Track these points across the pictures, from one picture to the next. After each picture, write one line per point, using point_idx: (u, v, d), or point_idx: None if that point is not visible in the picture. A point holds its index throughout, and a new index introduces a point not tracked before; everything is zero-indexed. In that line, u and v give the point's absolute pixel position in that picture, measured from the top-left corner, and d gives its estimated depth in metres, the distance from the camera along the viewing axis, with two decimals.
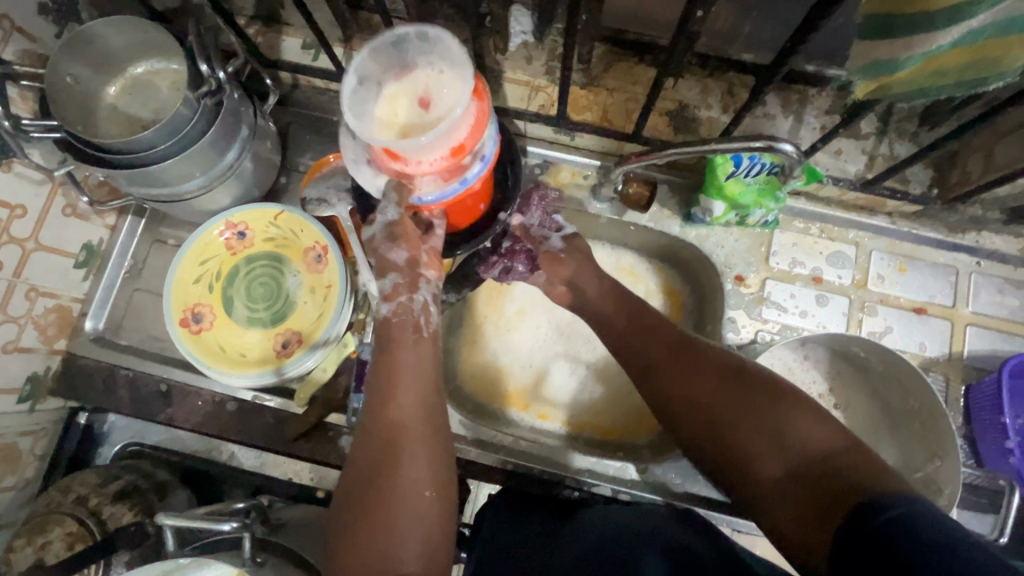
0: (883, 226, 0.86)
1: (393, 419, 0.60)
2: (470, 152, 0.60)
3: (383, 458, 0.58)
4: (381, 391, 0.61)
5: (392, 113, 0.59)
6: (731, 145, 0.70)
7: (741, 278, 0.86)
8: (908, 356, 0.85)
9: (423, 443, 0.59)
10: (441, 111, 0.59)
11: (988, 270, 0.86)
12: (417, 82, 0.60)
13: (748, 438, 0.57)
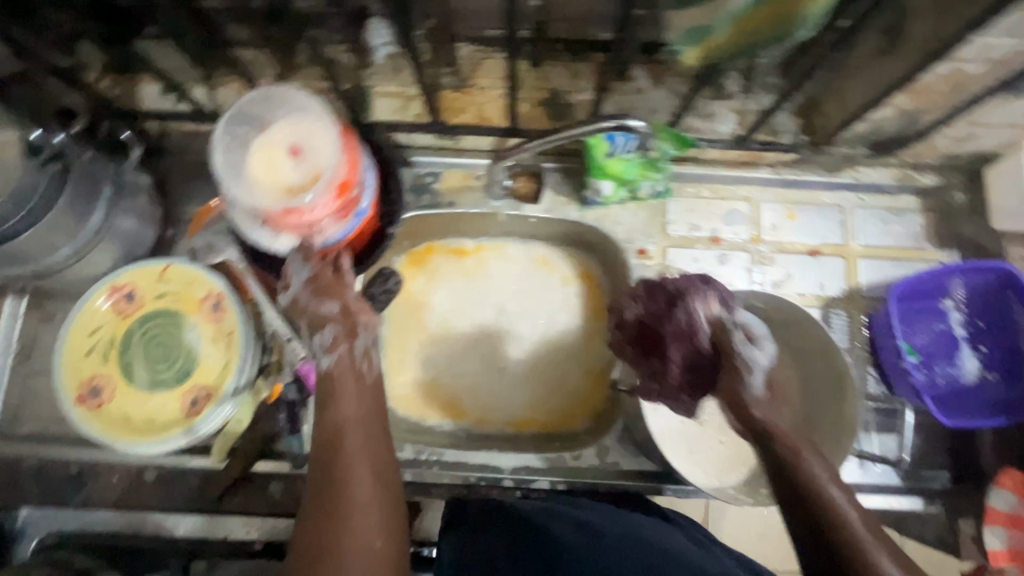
0: (767, 178, 0.89)
1: (339, 453, 0.59)
2: (354, 185, 0.71)
3: (331, 506, 0.57)
4: (326, 426, 0.62)
5: (272, 173, 0.68)
6: (581, 130, 0.71)
7: (644, 251, 0.88)
8: (810, 298, 0.88)
9: (367, 475, 0.59)
10: (314, 160, 0.69)
11: (871, 203, 0.90)
12: (283, 141, 0.69)
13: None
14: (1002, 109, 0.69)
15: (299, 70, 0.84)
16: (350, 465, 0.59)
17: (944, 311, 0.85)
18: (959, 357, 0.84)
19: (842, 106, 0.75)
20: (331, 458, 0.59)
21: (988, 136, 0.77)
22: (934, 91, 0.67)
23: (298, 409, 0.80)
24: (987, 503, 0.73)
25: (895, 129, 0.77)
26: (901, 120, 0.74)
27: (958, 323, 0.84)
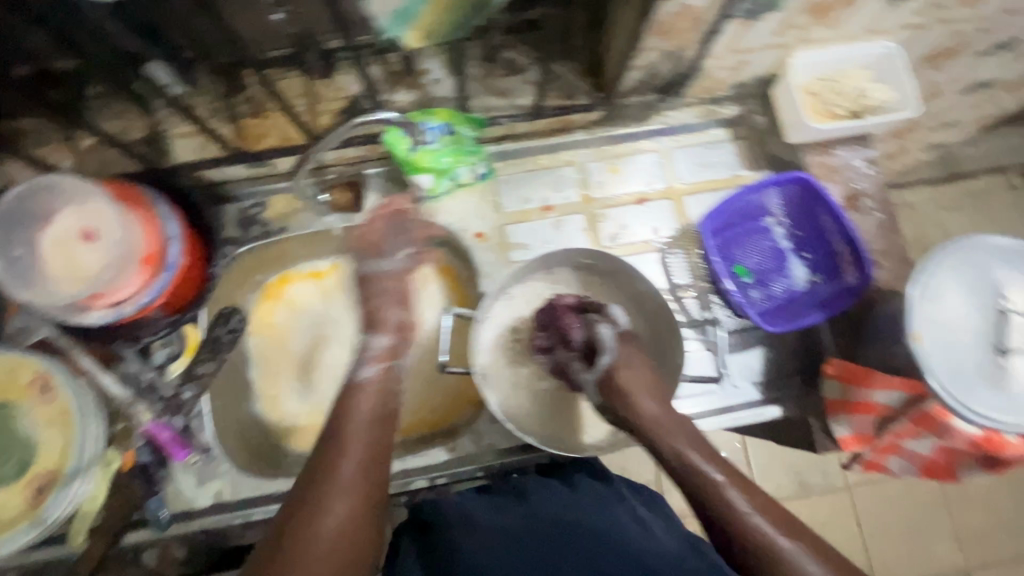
0: (583, 140, 0.92)
1: (337, 475, 0.61)
2: (160, 252, 0.71)
3: (307, 507, 0.58)
4: (335, 447, 0.64)
5: (67, 262, 0.68)
6: (336, 137, 0.74)
7: (481, 234, 0.90)
8: (648, 244, 0.91)
9: (347, 501, 0.59)
10: (108, 238, 0.68)
11: (685, 143, 0.94)
12: (71, 226, 0.68)
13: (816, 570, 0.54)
14: (749, 34, 0.74)
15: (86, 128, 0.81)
16: (341, 467, 0.62)
17: (768, 228, 0.91)
18: (787, 267, 0.90)
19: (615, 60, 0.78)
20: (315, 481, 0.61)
21: (757, 60, 0.82)
22: (679, 29, 0.70)
23: (153, 470, 0.78)
24: (826, 395, 0.77)
25: (671, 71, 0.81)
26: (670, 60, 0.78)
27: (782, 237, 0.91)
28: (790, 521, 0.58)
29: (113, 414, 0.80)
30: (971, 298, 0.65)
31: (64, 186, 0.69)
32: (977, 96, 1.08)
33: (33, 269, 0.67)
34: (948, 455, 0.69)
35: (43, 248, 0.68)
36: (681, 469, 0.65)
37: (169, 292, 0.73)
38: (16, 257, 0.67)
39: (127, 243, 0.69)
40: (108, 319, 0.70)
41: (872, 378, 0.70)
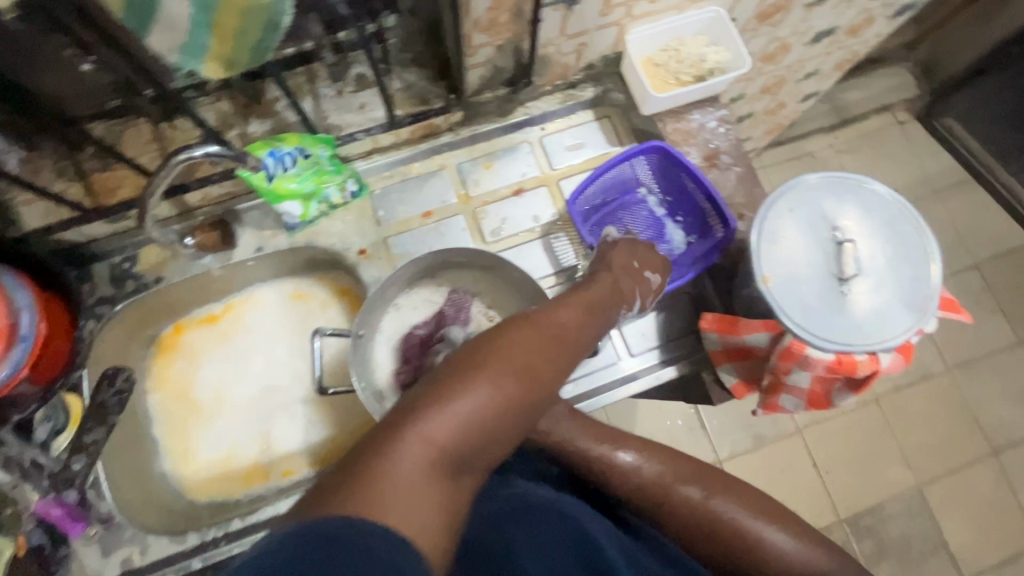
0: (452, 142, 0.94)
1: (490, 367, 0.53)
2: (14, 327, 0.69)
3: (460, 376, 0.52)
4: (487, 343, 0.56)
5: None
6: (166, 175, 0.70)
7: (363, 250, 0.90)
8: (531, 232, 0.93)
9: (506, 402, 0.53)
10: None
11: (553, 129, 0.96)
12: None
13: (699, 508, 0.64)
14: (573, 18, 0.77)
15: None
16: (477, 363, 0.53)
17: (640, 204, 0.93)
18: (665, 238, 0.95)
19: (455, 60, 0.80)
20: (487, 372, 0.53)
21: (594, 41, 0.85)
22: (500, 23, 0.73)
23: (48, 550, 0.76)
24: (708, 349, 0.79)
25: (513, 63, 0.83)
26: (508, 52, 0.80)
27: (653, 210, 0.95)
28: (677, 469, 0.67)
29: None
30: (810, 233, 0.69)
31: None
32: (825, 43, 1.14)
33: None
34: (822, 383, 0.73)
35: None
36: (559, 443, 0.69)
37: (31, 364, 0.70)
38: None
39: None
40: None
41: (741, 326, 0.73)
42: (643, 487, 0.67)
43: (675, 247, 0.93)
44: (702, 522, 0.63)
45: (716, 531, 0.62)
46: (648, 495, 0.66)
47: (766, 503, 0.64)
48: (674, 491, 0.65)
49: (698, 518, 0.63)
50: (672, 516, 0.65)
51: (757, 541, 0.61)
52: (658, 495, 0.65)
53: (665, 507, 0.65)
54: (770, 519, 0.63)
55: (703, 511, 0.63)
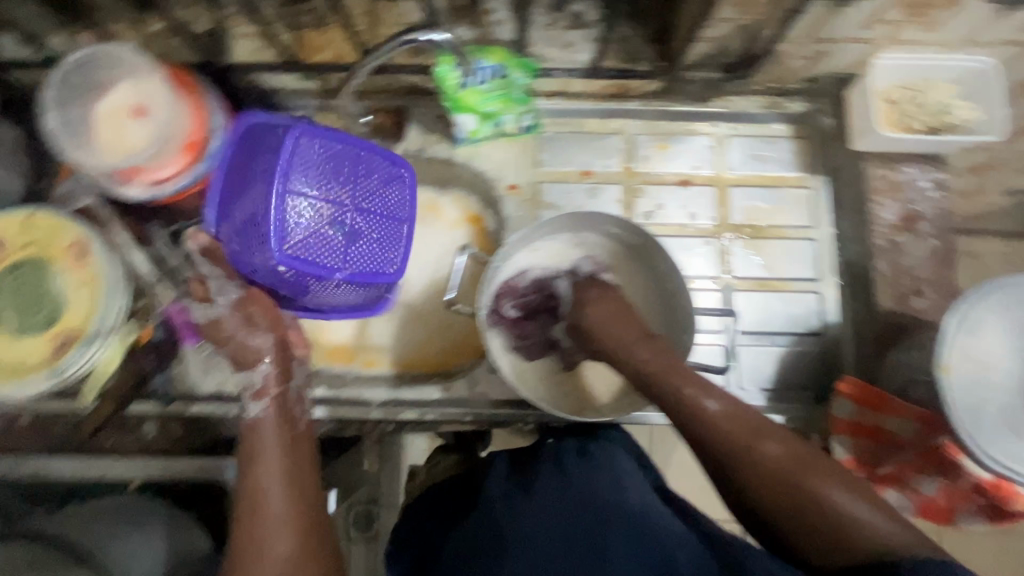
0: (637, 110, 0.89)
1: (264, 507, 0.59)
2: (201, 138, 0.73)
3: (242, 475, 0.62)
4: (258, 436, 0.65)
5: (118, 133, 0.70)
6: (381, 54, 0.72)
7: (514, 186, 0.89)
8: (680, 227, 0.89)
9: (295, 522, 0.58)
10: (157, 116, 0.71)
11: (742, 133, 0.90)
12: (126, 98, 0.70)
13: (787, 464, 0.55)
14: (836, 20, 0.69)
15: None
16: (258, 452, 0.63)
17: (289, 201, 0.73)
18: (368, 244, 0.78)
19: (687, 28, 0.75)
20: (249, 534, 0.57)
21: (837, 53, 0.77)
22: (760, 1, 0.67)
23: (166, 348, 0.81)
24: (832, 414, 0.73)
25: (743, 49, 0.77)
26: (744, 37, 0.74)
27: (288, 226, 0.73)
28: (752, 419, 0.58)
29: None
30: (1016, 341, 0.62)
31: (115, 54, 0.70)
32: None
33: (84, 135, 0.70)
34: (949, 496, 0.67)
35: (96, 115, 0.70)
36: (660, 372, 0.65)
37: (202, 184, 0.76)
38: (65, 121, 0.69)
39: (168, 125, 0.71)
40: (148, 197, 0.73)
41: (889, 407, 0.68)
42: (734, 432, 0.58)
43: (826, 297, 0.86)
44: (775, 480, 0.54)
45: (796, 493, 0.53)
46: (712, 448, 0.58)
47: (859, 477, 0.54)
48: (756, 441, 0.56)
49: (777, 475, 0.55)
50: (743, 471, 0.56)
51: (848, 522, 0.51)
52: (741, 443, 0.57)
53: (740, 455, 0.56)
54: (864, 495, 0.52)
55: (790, 464, 0.55)
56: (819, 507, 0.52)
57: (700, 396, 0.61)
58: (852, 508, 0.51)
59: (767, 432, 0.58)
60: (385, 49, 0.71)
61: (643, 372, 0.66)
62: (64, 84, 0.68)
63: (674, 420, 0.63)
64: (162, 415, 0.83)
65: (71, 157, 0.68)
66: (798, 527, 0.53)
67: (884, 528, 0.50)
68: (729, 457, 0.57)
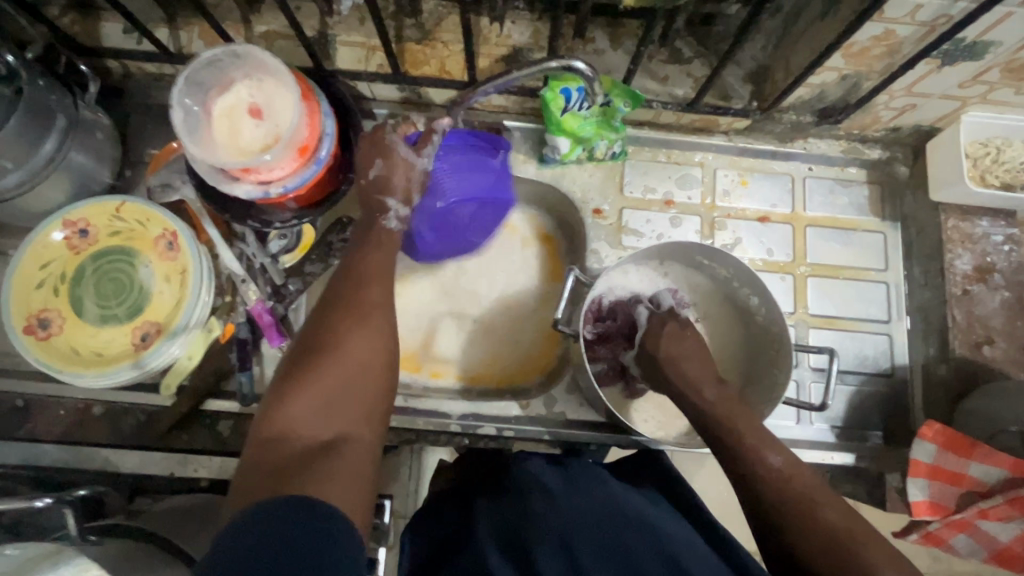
0: (721, 145, 0.92)
1: (356, 271, 0.63)
2: (311, 142, 0.73)
3: (340, 309, 0.59)
4: (358, 265, 0.64)
5: (234, 131, 0.71)
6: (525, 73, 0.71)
7: (599, 210, 0.90)
8: (758, 262, 0.90)
9: (376, 291, 0.62)
10: (274, 118, 0.71)
11: (819, 174, 0.93)
12: (244, 99, 0.71)
13: (843, 545, 0.52)
14: (935, 77, 0.72)
15: (265, 16, 0.84)
16: (363, 306, 0.60)
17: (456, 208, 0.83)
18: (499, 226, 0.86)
19: (789, 72, 0.78)
20: (340, 301, 0.60)
21: (927, 107, 0.80)
22: (870, 54, 0.70)
23: (248, 345, 0.80)
24: (912, 455, 0.75)
25: (838, 96, 0.80)
26: (845, 84, 0.77)
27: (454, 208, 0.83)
28: (810, 489, 0.56)
29: (221, 286, 0.84)
30: None
31: (243, 54, 0.71)
32: None
33: (202, 131, 0.70)
34: None
35: (214, 112, 0.71)
36: (720, 419, 0.63)
37: (306, 186, 0.76)
38: (187, 115, 0.70)
39: (284, 127, 0.71)
40: (253, 196, 0.73)
41: (977, 452, 0.71)
42: (789, 495, 0.56)
43: (896, 339, 0.88)
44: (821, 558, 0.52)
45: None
46: (763, 507, 0.57)
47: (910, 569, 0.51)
48: (814, 521, 0.54)
49: (833, 547, 0.52)
50: (793, 542, 0.54)
51: None
52: (793, 510, 0.55)
53: (791, 519, 0.55)
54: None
55: (840, 547, 0.52)
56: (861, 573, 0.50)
57: (767, 453, 0.59)
58: None
59: (826, 501, 0.56)
60: (520, 74, 0.71)
61: (705, 413, 0.64)
62: (189, 80, 0.69)
63: (728, 467, 0.61)
64: (237, 416, 0.82)
65: (188, 150, 0.68)
66: None
67: None
68: (778, 517, 0.56)
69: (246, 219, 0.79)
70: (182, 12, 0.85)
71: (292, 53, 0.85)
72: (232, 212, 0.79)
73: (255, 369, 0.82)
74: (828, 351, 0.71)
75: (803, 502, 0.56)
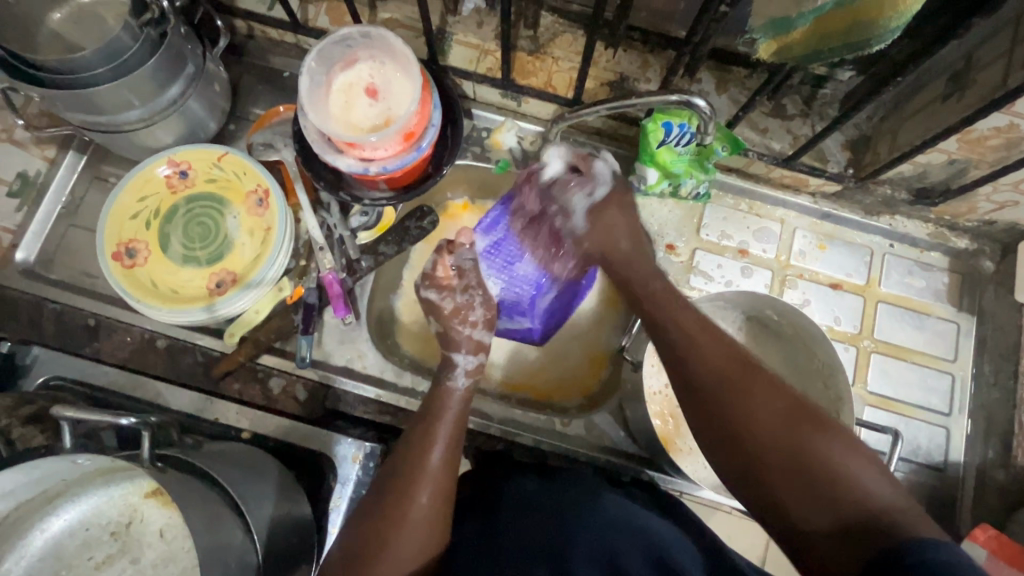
0: (805, 205, 0.91)
1: (426, 463, 0.62)
2: (418, 129, 0.74)
3: (396, 484, 0.60)
4: (421, 428, 0.65)
5: (349, 107, 0.74)
6: (644, 100, 0.72)
7: (672, 246, 0.90)
8: (823, 328, 0.89)
9: (438, 489, 0.60)
10: (389, 101, 0.74)
11: (900, 252, 0.91)
12: (365, 78, 0.74)
13: (794, 427, 0.57)
14: None
15: (391, 4, 0.87)
16: (416, 476, 0.61)
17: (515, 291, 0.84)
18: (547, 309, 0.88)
19: (893, 146, 0.77)
20: (396, 470, 0.62)
21: None
22: (986, 144, 0.69)
23: (314, 311, 0.82)
24: None
25: (940, 178, 0.79)
26: (951, 168, 0.76)
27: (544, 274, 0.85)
28: (738, 368, 0.61)
29: (298, 249, 0.87)
30: None
31: (374, 37, 0.74)
32: None
33: (320, 101, 0.74)
34: None
35: (335, 86, 0.74)
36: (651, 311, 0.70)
37: (402, 171, 0.77)
38: (311, 85, 0.73)
39: (397, 112, 0.73)
40: (353, 171, 0.75)
41: None
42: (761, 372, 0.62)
43: (954, 435, 0.85)
44: (787, 423, 0.57)
45: (810, 458, 0.55)
46: (714, 421, 0.61)
47: (869, 454, 0.55)
48: (777, 388, 0.59)
49: (778, 429, 0.57)
50: (752, 426, 0.58)
51: (856, 488, 0.52)
52: (727, 390, 0.60)
53: (736, 401, 0.59)
54: (873, 465, 0.54)
55: (803, 414, 0.57)
56: (812, 458, 0.54)
57: (689, 355, 0.64)
58: (842, 455, 0.54)
59: (756, 398, 0.59)
60: (637, 101, 0.72)
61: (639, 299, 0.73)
62: (320, 53, 0.73)
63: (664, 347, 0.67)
64: (289, 375, 0.84)
65: (306, 116, 0.72)
66: (807, 477, 0.54)
67: (875, 481, 0.53)
68: (730, 390, 0.60)
69: (337, 189, 0.81)
70: None
71: (409, 42, 0.88)
72: (325, 180, 0.81)
73: (315, 334, 0.84)
74: (893, 432, 0.72)
75: (732, 385, 0.60)
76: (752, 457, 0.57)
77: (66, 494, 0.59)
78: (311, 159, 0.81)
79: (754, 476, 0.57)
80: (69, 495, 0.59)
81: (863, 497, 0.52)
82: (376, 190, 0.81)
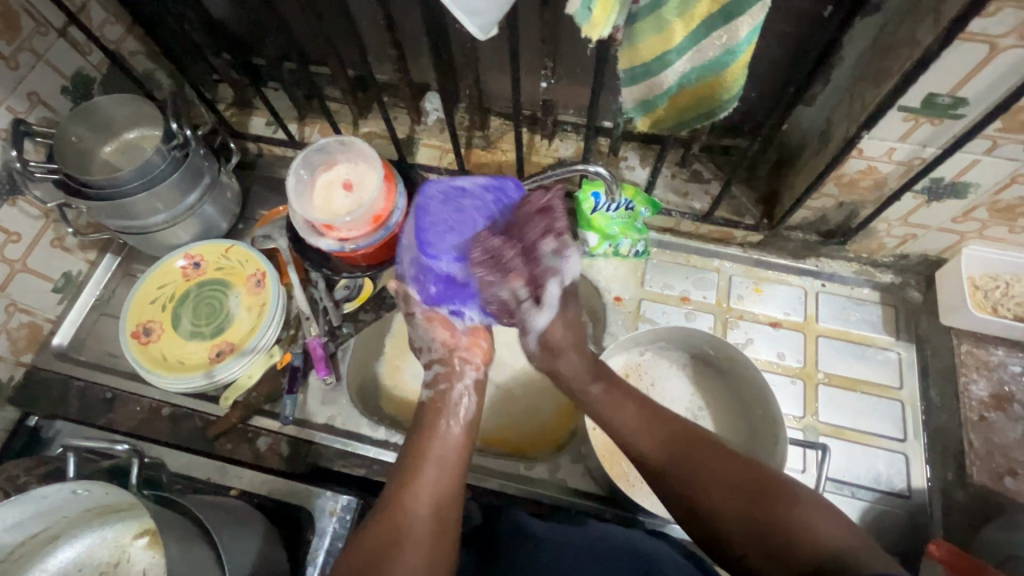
0: (736, 255, 1.02)
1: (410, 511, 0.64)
2: (384, 212, 0.90)
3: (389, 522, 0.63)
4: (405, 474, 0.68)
5: (329, 198, 0.91)
6: (555, 174, 0.86)
7: (619, 298, 1.00)
8: (769, 364, 0.95)
9: (428, 541, 0.62)
10: (360, 191, 0.90)
11: (832, 290, 0.99)
12: (341, 176, 0.92)
13: (748, 488, 0.60)
14: (926, 211, 0.81)
15: (369, 121, 1.08)
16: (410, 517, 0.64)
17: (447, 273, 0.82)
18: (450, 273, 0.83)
19: (792, 196, 0.89)
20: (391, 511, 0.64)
21: (926, 238, 0.88)
22: (860, 185, 0.81)
23: (299, 372, 0.93)
24: None
25: (840, 220, 0.91)
26: (845, 208, 0.87)
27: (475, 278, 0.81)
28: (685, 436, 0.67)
29: (288, 321, 0.99)
30: None
31: (348, 144, 0.93)
32: None
33: (306, 196, 0.91)
34: None
35: (318, 184, 0.92)
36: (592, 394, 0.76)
37: (374, 247, 0.92)
38: (298, 184, 0.91)
39: (366, 199, 0.89)
40: (332, 250, 0.90)
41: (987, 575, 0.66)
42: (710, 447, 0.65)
43: (914, 461, 0.87)
44: (739, 493, 0.60)
45: (766, 519, 0.57)
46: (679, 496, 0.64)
47: (812, 496, 0.59)
48: (720, 460, 0.63)
49: (737, 498, 0.60)
50: (710, 498, 0.62)
51: (813, 538, 0.54)
52: (683, 466, 0.65)
53: (693, 485, 0.63)
54: (816, 509, 0.57)
55: (751, 482, 0.61)
56: (769, 525, 0.57)
57: (629, 436, 0.71)
58: (795, 516, 0.56)
59: (713, 470, 0.63)
60: (550, 175, 0.86)
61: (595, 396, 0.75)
62: (305, 160, 0.92)
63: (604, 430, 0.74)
64: (275, 434, 0.92)
65: (293, 209, 0.89)
66: (768, 541, 0.56)
67: (826, 525, 0.55)
68: (682, 467, 0.65)
69: (322, 267, 0.95)
70: (310, 114, 1.11)
71: (384, 149, 1.08)
72: (311, 259, 0.95)
73: (300, 394, 0.94)
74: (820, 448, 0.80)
75: (683, 459, 0.65)
76: (719, 533, 0.60)
77: (64, 535, 0.67)
78: (300, 245, 0.97)
79: (725, 548, 0.60)
80: (66, 535, 0.68)
81: (814, 537, 0.54)
82: (353, 266, 0.94)
